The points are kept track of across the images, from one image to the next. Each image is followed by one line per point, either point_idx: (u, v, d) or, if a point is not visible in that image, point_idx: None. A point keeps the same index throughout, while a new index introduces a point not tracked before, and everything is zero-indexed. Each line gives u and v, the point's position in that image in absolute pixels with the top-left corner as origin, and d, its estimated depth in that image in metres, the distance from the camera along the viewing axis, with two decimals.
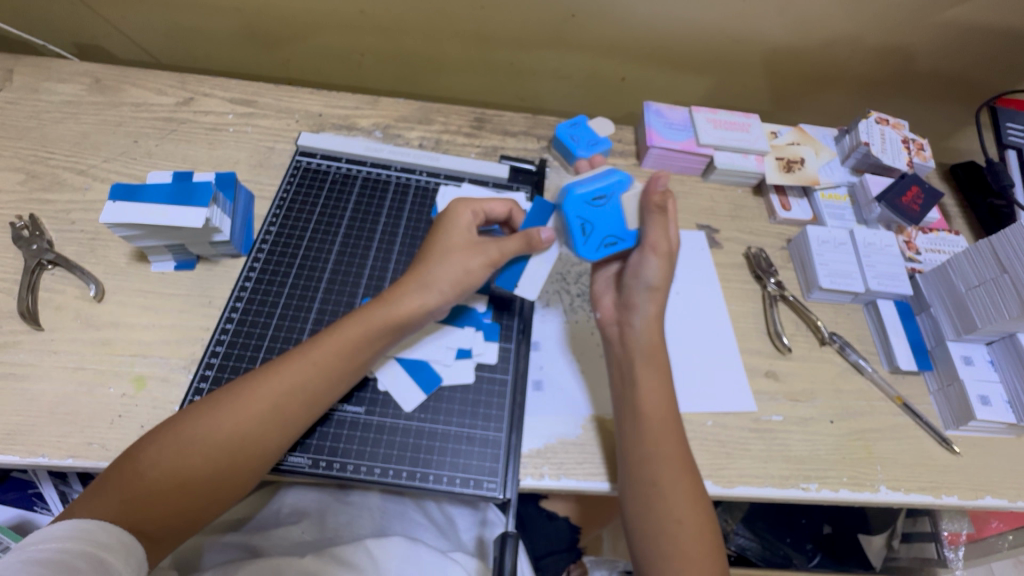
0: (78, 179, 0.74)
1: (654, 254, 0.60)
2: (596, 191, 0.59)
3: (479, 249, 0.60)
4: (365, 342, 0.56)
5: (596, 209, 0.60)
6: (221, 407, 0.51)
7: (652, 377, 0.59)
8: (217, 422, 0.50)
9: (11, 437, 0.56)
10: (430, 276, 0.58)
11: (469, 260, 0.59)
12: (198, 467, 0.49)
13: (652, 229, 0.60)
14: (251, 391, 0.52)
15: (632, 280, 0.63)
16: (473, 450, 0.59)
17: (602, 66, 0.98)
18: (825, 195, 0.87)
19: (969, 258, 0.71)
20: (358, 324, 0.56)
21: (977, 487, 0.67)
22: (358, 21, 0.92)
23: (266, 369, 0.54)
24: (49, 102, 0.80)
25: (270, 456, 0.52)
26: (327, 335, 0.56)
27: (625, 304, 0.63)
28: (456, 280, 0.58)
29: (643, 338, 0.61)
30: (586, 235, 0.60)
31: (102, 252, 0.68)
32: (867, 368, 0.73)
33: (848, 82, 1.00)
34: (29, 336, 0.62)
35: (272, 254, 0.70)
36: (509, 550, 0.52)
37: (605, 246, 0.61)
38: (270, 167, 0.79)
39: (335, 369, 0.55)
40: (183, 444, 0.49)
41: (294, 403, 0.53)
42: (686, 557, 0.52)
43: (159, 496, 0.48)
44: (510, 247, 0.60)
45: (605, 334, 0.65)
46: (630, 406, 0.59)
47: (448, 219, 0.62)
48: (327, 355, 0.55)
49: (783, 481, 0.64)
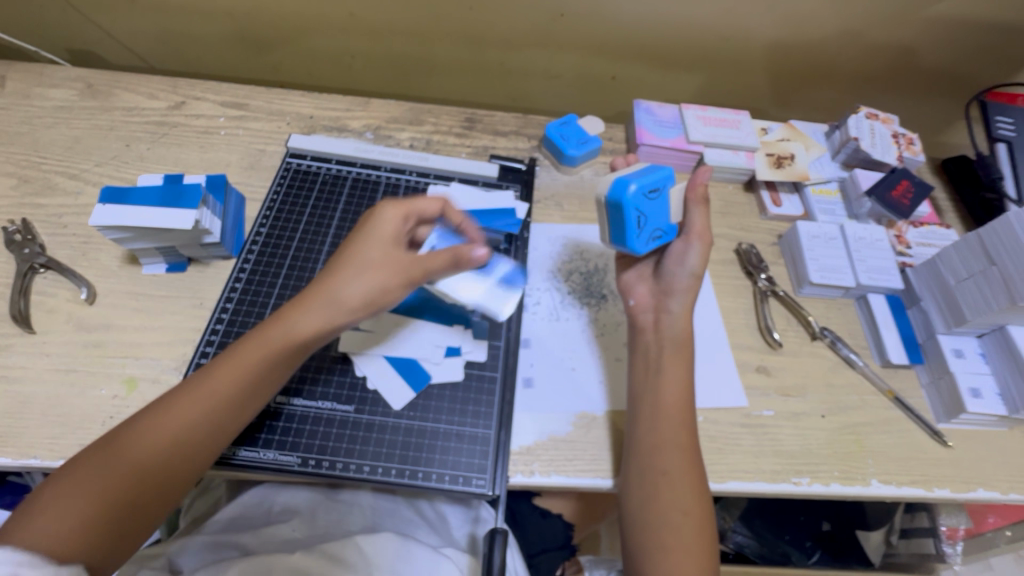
0: (70, 183, 0.74)
1: (696, 241, 0.63)
2: (653, 184, 0.61)
3: (401, 268, 0.56)
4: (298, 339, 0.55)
5: (651, 202, 0.62)
6: (159, 412, 0.50)
7: (679, 367, 0.60)
8: (160, 425, 0.49)
9: (2, 439, 0.56)
10: (346, 286, 0.55)
11: (385, 277, 0.56)
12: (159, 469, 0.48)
13: (696, 218, 0.64)
14: (210, 390, 0.51)
15: (675, 266, 0.64)
16: (462, 447, 0.59)
17: (592, 65, 0.98)
18: (815, 190, 0.87)
19: (959, 250, 0.71)
20: (277, 326, 0.55)
21: (969, 480, 0.66)
22: (348, 24, 0.93)
23: (221, 366, 0.53)
24: (42, 107, 0.81)
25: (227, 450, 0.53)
26: (245, 341, 0.55)
27: (663, 291, 0.65)
28: (374, 292, 0.55)
29: (677, 325, 0.62)
30: (639, 227, 0.62)
31: (93, 256, 0.69)
32: (858, 362, 0.72)
33: (838, 78, 1.00)
34: (21, 339, 0.62)
35: (262, 255, 0.70)
36: (498, 545, 0.52)
37: (653, 239, 0.63)
38: (261, 169, 0.79)
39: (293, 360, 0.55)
40: (144, 448, 0.48)
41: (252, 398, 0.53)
42: (683, 550, 0.52)
43: (110, 499, 0.46)
44: (437, 266, 0.58)
45: (635, 321, 0.66)
46: (649, 397, 0.59)
47: (371, 223, 0.59)
48: (283, 350, 0.54)
49: (775, 476, 0.64)
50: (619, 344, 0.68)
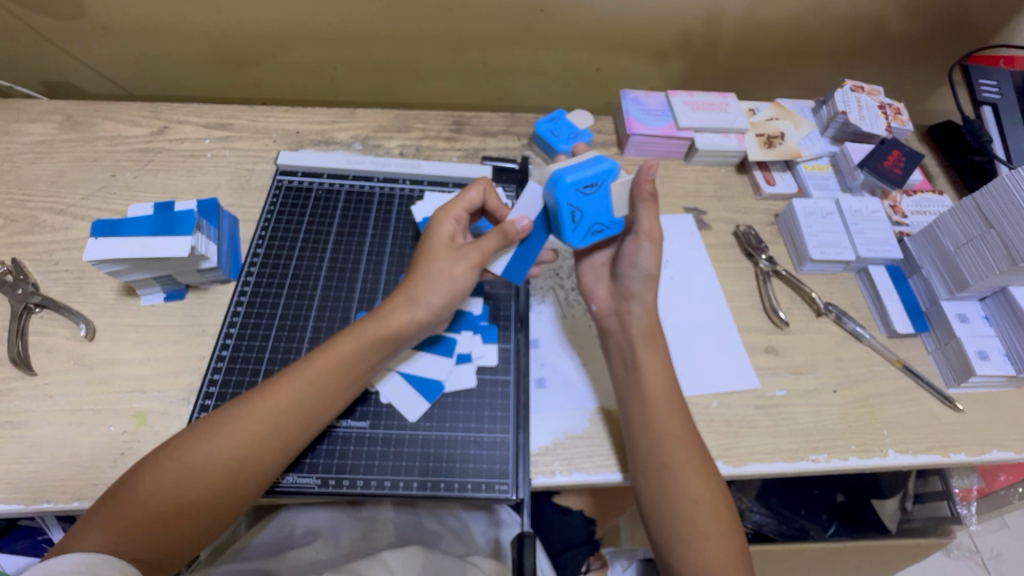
0: (58, 219, 0.73)
1: (648, 242, 0.62)
2: (589, 179, 0.56)
3: (463, 255, 0.58)
4: (358, 358, 0.55)
5: (586, 198, 0.57)
6: (215, 433, 0.50)
7: (654, 360, 0.60)
8: (215, 449, 0.49)
9: (14, 485, 0.55)
10: (422, 290, 0.57)
11: (456, 269, 0.57)
12: (198, 492, 0.48)
13: (645, 216, 0.61)
14: (248, 413, 0.51)
15: (628, 269, 0.63)
16: (483, 453, 0.59)
17: (575, 58, 0.98)
18: (808, 167, 0.87)
19: (955, 216, 0.71)
20: (350, 340, 0.56)
21: (983, 443, 0.67)
22: (327, 34, 0.92)
23: (257, 394, 0.53)
24: (21, 143, 0.79)
25: (266, 478, 0.51)
26: (319, 353, 0.55)
27: (622, 293, 0.64)
28: (444, 289, 0.57)
29: (642, 322, 0.62)
30: (574, 224, 0.58)
31: (89, 290, 0.67)
32: (865, 335, 0.73)
33: (820, 52, 1.01)
34: (23, 382, 0.61)
35: (262, 276, 0.69)
36: (527, 550, 0.52)
37: (593, 233, 0.60)
38: (252, 189, 0.78)
39: (331, 385, 0.54)
40: (182, 468, 0.48)
41: (292, 421, 0.52)
42: (705, 538, 0.52)
43: (163, 518, 0.47)
44: (490, 245, 0.58)
45: (601, 325, 0.66)
46: (635, 391, 0.59)
47: (432, 231, 0.61)
48: (322, 372, 0.54)
49: (793, 455, 0.64)
50: (594, 342, 0.68)
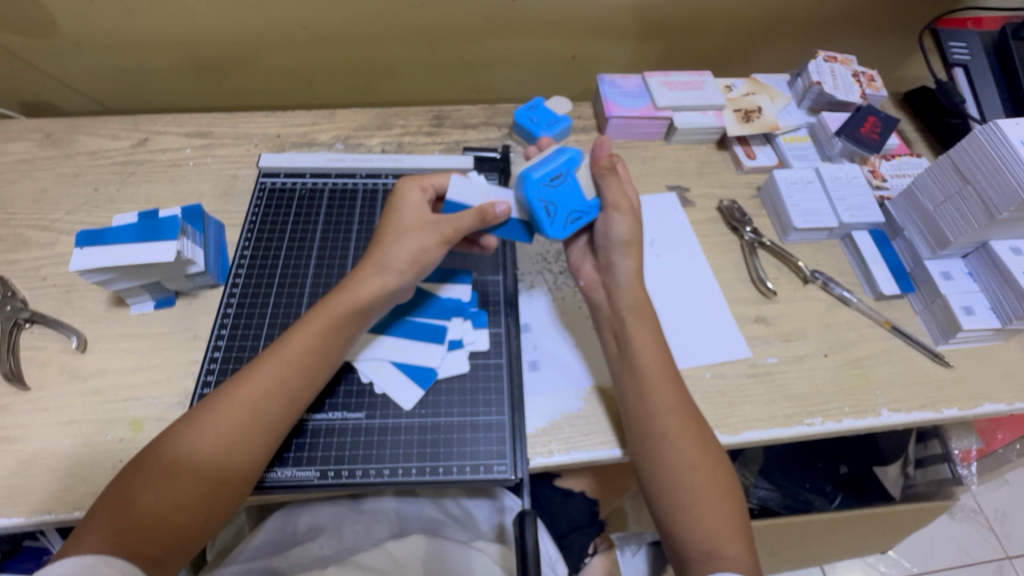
0: (43, 235, 0.73)
1: (619, 213, 0.62)
2: (551, 172, 0.59)
3: (432, 227, 0.59)
4: (331, 331, 0.56)
5: (556, 189, 0.60)
6: (199, 423, 0.50)
7: (644, 331, 0.60)
8: (201, 438, 0.49)
9: (14, 498, 0.55)
10: (387, 258, 0.58)
11: (422, 239, 0.58)
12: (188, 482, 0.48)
13: (610, 189, 0.62)
14: (228, 400, 0.51)
15: (606, 240, 0.64)
16: (479, 436, 0.59)
17: (551, 47, 0.99)
18: (787, 139, 0.88)
19: (932, 175, 0.72)
20: (321, 315, 0.56)
21: (974, 396, 0.68)
22: (302, 37, 0.92)
23: (236, 381, 0.53)
24: (2, 163, 0.79)
25: (255, 462, 0.51)
26: (292, 332, 0.56)
27: (605, 266, 0.65)
28: (412, 257, 0.58)
29: (628, 294, 0.62)
30: (551, 217, 0.60)
31: (79, 303, 0.67)
32: (852, 299, 0.74)
33: (792, 26, 1.02)
34: (17, 397, 0.61)
35: (250, 277, 0.69)
36: (528, 526, 0.53)
37: (570, 222, 0.62)
38: (236, 194, 0.78)
39: (308, 362, 0.55)
40: (170, 462, 0.48)
41: (273, 402, 0.52)
42: (705, 504, 0.53)
43: (157, 514, 0.47)
44: (464, 224, 0.59)
45: (592, 302, 0.66)
46: (627, 364, 0.59)
47: (398, 199, 0.62)
48: (297, 350, 0.55)
49: (788, 420, 0.65)
50: (586, 322, 0.68)
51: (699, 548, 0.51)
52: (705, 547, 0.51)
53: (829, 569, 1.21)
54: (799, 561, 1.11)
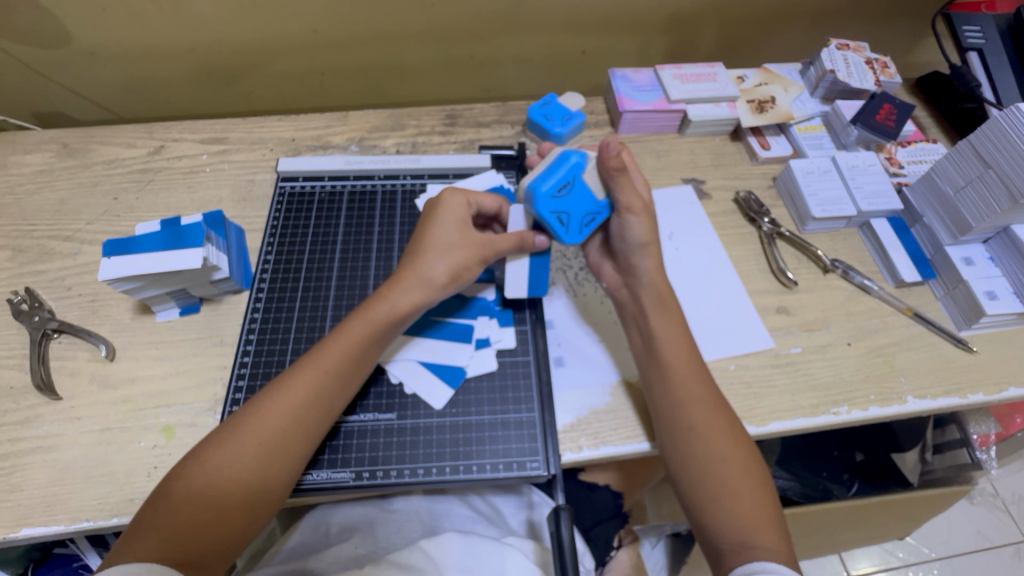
0: (66, 245, 0.73)
1: (632, 213, 0.61)
2: (557, 181, 0.59)
3: (476, 248, 0.59)
4: (369, 341, 0.56)
5: (566, 195, 0.60)
6: (240, 431, 0.50)
7: (667, 327, 0.60)
8: (242, 446, 0.50)
9: (52, 507, 0.56)
10: (424, 270, 0.58)
11: (465, 257, 0.59)
12: (229, 491, 0.49)
13: (621, 189, 0.60)
14: (269, 410, 0.52)
15: (622, 242, 0.63)
16: (510, 434, 0.60)
17: (560, 42, 0.98)
18: (801, 128, 0.88)
19: (952, 161, 0.72)
20: (359, 324, 0.57)
21: (1000, 381, 0.68)
22: (312, 40, 0.92)
23: (275, 388, 0.53)
24: (21, 175, 0.80)
25: (293, 469, 0.52)
26: (330, 340, 0.56)
27: (624, 266, 0.65)
28: (453, 273, 0.59)
29: (650, 291, 0.62)
30: (564, 226, 0.60)
31: (105, 312, 0.68)
32: (873, 287, 0.74)
33: (803, 14, 1.01)
34: (49, 407, 0.61)
35: (275, 282, 0.70)
36: (563, 522, 0.53)
37: (587, 225, 0.61)
38: (255, 199, 0.78)
39: (344, 372, 0.55)
40: (212, 469, 0.49)
41: (312, 411, 0.53)
42: (735, 493, 0.53)
43: (201, 522, 0.47)
44: (505, 246, 0.60)
45: (616, 300, 0.66)
46: (652, 357, 0.60)
47: (439, 208, 0.61)
48: (335, 359, 0.55)
49: (814, 409, 0.65)
50: (610, 317, 0.68)
51: (731, 539, 0.52)
52: (737, 538, 0.51)
53: (848, 557, 1.21)
54: (818, 550, 1.11)
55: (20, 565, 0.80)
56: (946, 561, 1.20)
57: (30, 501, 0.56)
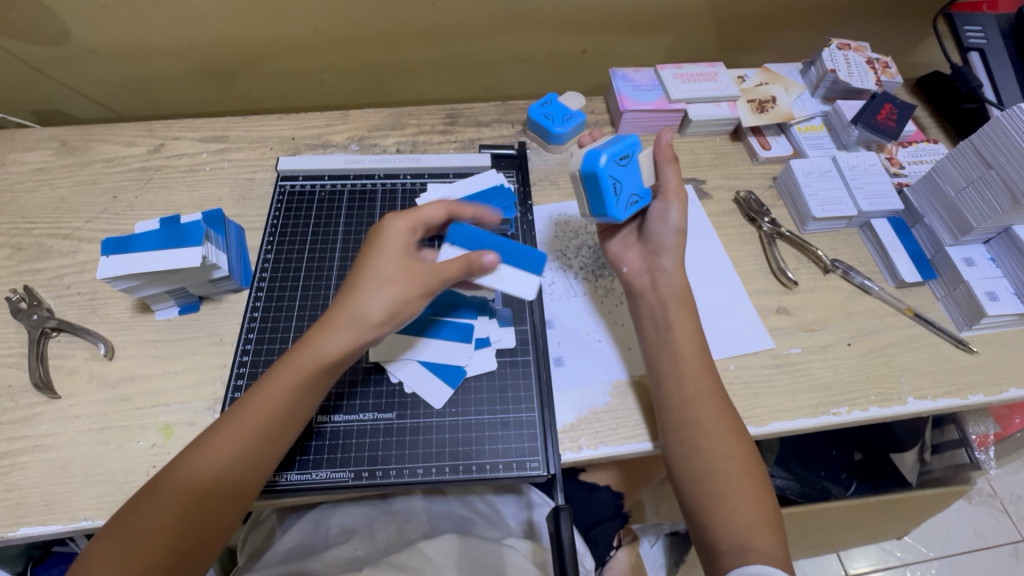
0: (65, 243, 0.73)
1: (673, 199, 0.65)
2: (620, 151, 0.61)
3: (417, 279, 0.54)
4: (299, 392, 0.52)
5: (623, 169, 0.63)
6: (160, 497, 0.47)
7: (684, 318, 0.61)
8: (162, 512, 0.47)
9: (51, 506, 0.56)
10: (361, 309, 0.52)
11: (405, 291, 0.53)
12: (147, 560, 0.45)
13: (669, 175, 0.66)
14: (192, 472, 0.48)
15: (659, 226, 0.65)
16: (510, 434, 0.60)
17: (561, 42, 0.98)
18: (801, 128, 0.88)
19: (954, 161, 0.72)
20: (286, 374, 0.52)
21: (1000, 382, 0.68)
22: (313, 39, 0.92)
23: (198, 449, 0.50)
24: (20, 172, 0.79)
25: (218, 534, 0.48)
26: (256, 393, 0.52)
27: (653, 251, 0.65)
28: (391, 311, 0.53)
29: (675, 279, 0.63)
30: (617, 195, 0.62)
31: (104, 311, 0.68)
32: (874, 288, 0.74)
33: (804, 13, 1.01)
34: (47, 406, 0.61)
35: (275, 281, 0.70)
36: (564, 522, 0.53)
37: (632, 204, 0.64)
38: (254, 198, 0.78)
39: (273, 427, 0.51)
40: (131, 537, 0.46)
41: (240, 470, 0.50)
42: (737, 493, 0.53)
43: None
44: (449, 272, 0.54)
45: (633, 287, 0.66)
46: (664, 349, 0.60)
47: (381, 236, 0.57)
48: (261, 414, 0.51)
49: (815, 410, 0.65)
50: (611, 317, 0.68)
51: (731, 540, 0.51)
52: (737, 539, 0.51)
53: (845, 556, 1.21)
54: (816, 549, 1.11)
55: (19, 564, 0.80)
56: (943, 560, 1.20)
57: (28, 500, 0.56)
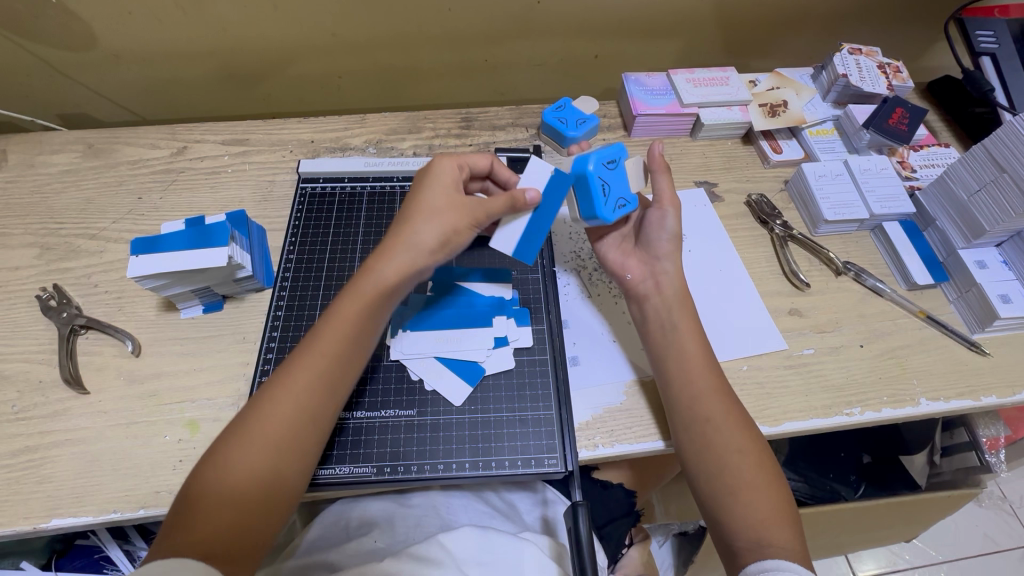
0: (92, 244, 0.75)
1: (666, 207, 0.66)
2: (610, 155, 0.62)
3: (466, 211, 0.59)
4: (362, 319, 0.56)
5: (612, 173, 0.63)
6: (246, 428, 0.51)
7: (686, 318, 0.62)
8: (249, 444, 0.50)
9: (81, 498, 0.57)
10: (416, 237, 0.58)
11: (454, 220, 0.58)
12: (245, 484, 0.49)
13: (662, 185, 0.67)
14: (268, 407, 0.52)
15: (656, 233, 0.67)
16: (528, 431, 0.61)
17: (574, 47, 1.00)
18: (813, 132, 0.89)
19: (967, 164, 0.72)
20: (350, 302, 0.57)
21: (1012, 384, 0.68)
22: (331, 44, 0.93)
23: (274, 382, 0.54)
24: (48, 174, 0.82)
25: (307, 455, 0.53)
26: (325, 324, 0.57)
27: (652, 256, 0.67)
28: (443, 239, 0.58)
29: (678, 280, 0.65)
30: (604, 197, 0.62)
31: (130, 309, 0.70)
32: (886, 290, 0.74)
33: (815, 18, 1.02)
34: (77, 401, 0.63)
35: (297, 281, 0.71)
36: (581, 517, 0.54)
37: (620, 208, 0.64)
38: (275, 200, 0.80)
39: (343, 352, 0.56)
40: (226, 470, 0.49)
41: (316, 397, 0.54)
42: (752, 489, 0.54)
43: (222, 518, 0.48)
44: (496, 207, 0.59)
45: (637, 290, 0.67)
46: (671, 349, 0.61)
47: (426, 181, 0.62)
48: (331, 341, 0.55)
49: (827, 410, 0.66)
50: (624, 317, 0.70)
51: (748, 536, 0.52)
52: (753, 535, 0.52)
53: (854, 557, 1.21)
54: (826, 550, 1.12)
55: (44, 556, 0.83)
56: (952, 563, 1.20)
57: (59, 492, 0.58)
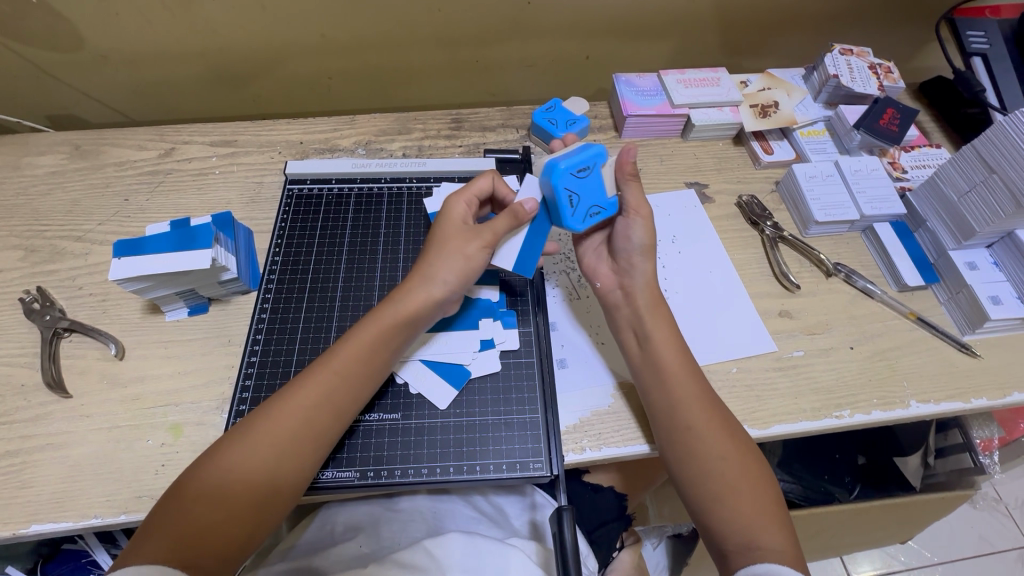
0: (77, 246, 0.74)
1: (638, 216, 0.63)
2: (579, 163, 0.60)
3: (475, 235, 0.60)
4: (378, 343, 0.57)
5: (582, 181, 0.61)
6: (246, 434, 0.51)
7: (662, 327, 0.61)
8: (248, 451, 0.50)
9: (62, 503, 0.57)
10: (433, 269, 0.59)
11: (468, 247, 0.59)
12: (237, 491, 0.49)
13: (630, 194, 0.63)
14: (272, 417, 0.52)
15: (623, 243, 0.65)
16: (514, 435, 0.60)
17: (565, 48, 0.99)
18: (804, 133, 0.88)
19: (957, 165, 0.72)
20: (370, 327, 0.57)
21: (1003, 386, 0.68)
22: (320, 44, 0.93)
23: (281, 395, 0.54)
24: (34, 176, 0.81)
25: (304, 470, 0.52)
26: (342, 343, 0.57)
27: (622, 267, 0.65)
28: (459, 269, 0.59)
29: (644, 290, 0.63)
30: (572, 208, 0.61)
31: (115, 312, 0.69)
32: (876, 291, 0.74)
33: (806, 19, 1.01)
34: (59, 405, 0.62)
35: (282, 283, 0.71)
36: (567, 522, 0.54)
37: (592, 216, 0.63)
38: (263, 202, 0.79)
39: (355, 374, 0.56)
40: (222, 473, 0.50)
41: (322, 413, 0.54)
42: (739, 492, 0.53)
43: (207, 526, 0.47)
44: (502, 227, 0.60)
45: (608, 300, 0.66)
46: (648, 360, 0.60)
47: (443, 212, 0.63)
48: (344, 361, 0.56)
49: (817, 413, 0.65)
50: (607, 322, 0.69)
51: (735, 539, 0.52)
52: (740, 539, 0.52)
53: (849, 559, 1.21)
54: (821, 552, 1.11)
55: (29, 561, 0.82)
56: (948, 565, 1.19)
57: (39, 497, 0.57)
